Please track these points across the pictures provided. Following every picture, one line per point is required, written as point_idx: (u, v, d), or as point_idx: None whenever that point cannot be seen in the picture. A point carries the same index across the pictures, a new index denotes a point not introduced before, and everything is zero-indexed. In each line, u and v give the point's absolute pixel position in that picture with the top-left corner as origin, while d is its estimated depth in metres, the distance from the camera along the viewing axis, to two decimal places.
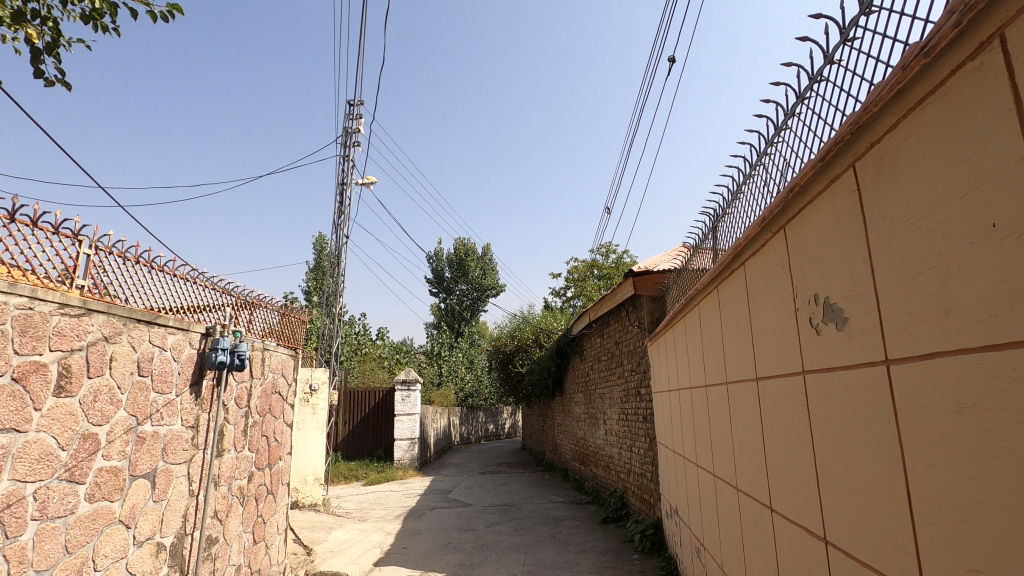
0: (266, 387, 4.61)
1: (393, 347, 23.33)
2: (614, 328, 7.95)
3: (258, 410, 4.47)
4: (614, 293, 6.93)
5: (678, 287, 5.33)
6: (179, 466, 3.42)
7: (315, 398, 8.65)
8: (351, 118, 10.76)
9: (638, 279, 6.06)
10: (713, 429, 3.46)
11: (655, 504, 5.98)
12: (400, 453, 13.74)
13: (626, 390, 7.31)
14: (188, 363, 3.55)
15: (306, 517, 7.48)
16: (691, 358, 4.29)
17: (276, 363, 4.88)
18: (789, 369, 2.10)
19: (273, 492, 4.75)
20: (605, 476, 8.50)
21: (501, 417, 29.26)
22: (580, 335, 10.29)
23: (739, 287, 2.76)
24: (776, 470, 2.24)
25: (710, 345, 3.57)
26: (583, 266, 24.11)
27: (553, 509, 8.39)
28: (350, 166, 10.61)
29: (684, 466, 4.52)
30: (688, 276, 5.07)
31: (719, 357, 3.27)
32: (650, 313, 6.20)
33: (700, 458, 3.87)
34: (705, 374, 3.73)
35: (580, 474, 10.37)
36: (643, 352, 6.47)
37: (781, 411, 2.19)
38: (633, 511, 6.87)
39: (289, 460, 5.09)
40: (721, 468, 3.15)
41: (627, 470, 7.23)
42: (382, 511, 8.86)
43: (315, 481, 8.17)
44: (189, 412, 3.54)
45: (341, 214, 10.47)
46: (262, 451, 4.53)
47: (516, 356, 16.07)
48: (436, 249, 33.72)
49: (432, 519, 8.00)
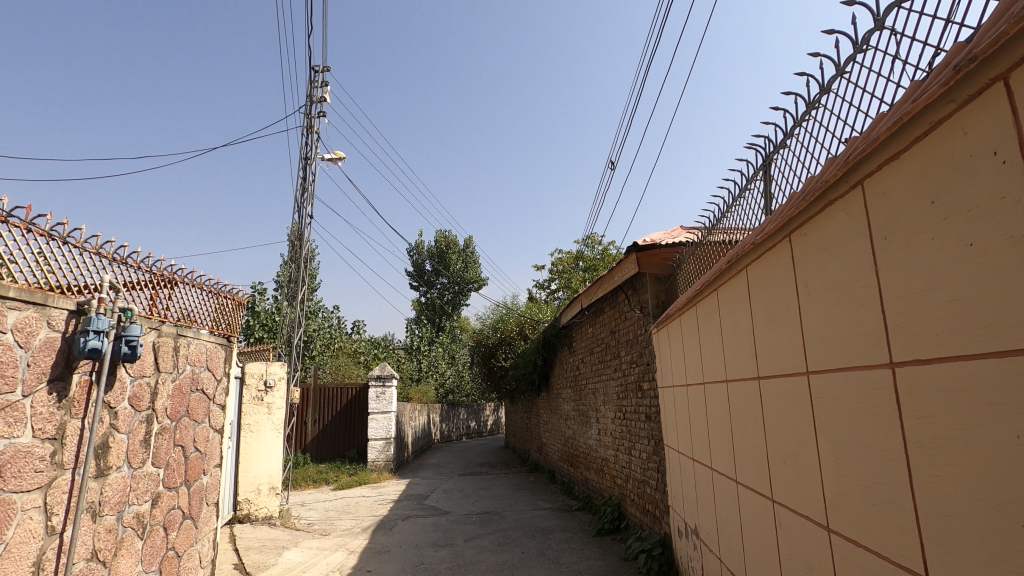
0: (181, 383, 3.63)
1: (369, 341, 22.26)
2: (610, 316, 7.05)
3: (169, 414, 3.50)
4: (612, 272, 6.01)
5: (697, 260, 4.39)
6: (28, 496, 2.42)
7: (271, 396, 7.50)
8: (315, 86, 9.69)
9: (641, 255, 5.11)
10: (758, 438, 2.55)
11: (662, 517, 5.11)
12: (374, 455, 12.78)
13: (624, 384, 6.43)
14: (45, 351, 2.54)
15: (257, 535, 6.51)
16: (706, 349, 3.44)
17: (199, 354, 3.88)
18: (975, 344, 1.15)
19: (194, 517, 3.76)
20: (598, 480, 7.65)
21: (485, 413, 28.46)
22: (568, 325, 9.41)
23: (823, 229, 1.78)
24: (940, 514, 1.30)
25: (743, 328, 2.72)
26: (568, 257, 23.37)
27: (541, 518, 7.49)
28: (314, 138, 9.56)
29: (700, 473, 3.72)
30: (709, 249, 4.14)
31: (772, 335, 2.32)
32: (654, 296, 5.31)
33: (728, 471, 3.04)
34: (741, 362, 2.78)
35: (569, 477, 9.49)
36: (647, 343, 5.55)
37: (959, 418, 1.22)
38: (633, 523, 6.01)
39: (217, 475, 4.10)
40: (784, 490, 2.23)
41: (625, 475, 6.38)
42: (349, 522, 7.89)
43: (270, 491, 7.20)
44: (47, 419, 2.54)
45: (304, 191, 9.44)
46: (173, 466, 3.52)
47: (499, 349, 15.19)
48: (417, 242, 32.67)
49: (403, 533, 7.05)
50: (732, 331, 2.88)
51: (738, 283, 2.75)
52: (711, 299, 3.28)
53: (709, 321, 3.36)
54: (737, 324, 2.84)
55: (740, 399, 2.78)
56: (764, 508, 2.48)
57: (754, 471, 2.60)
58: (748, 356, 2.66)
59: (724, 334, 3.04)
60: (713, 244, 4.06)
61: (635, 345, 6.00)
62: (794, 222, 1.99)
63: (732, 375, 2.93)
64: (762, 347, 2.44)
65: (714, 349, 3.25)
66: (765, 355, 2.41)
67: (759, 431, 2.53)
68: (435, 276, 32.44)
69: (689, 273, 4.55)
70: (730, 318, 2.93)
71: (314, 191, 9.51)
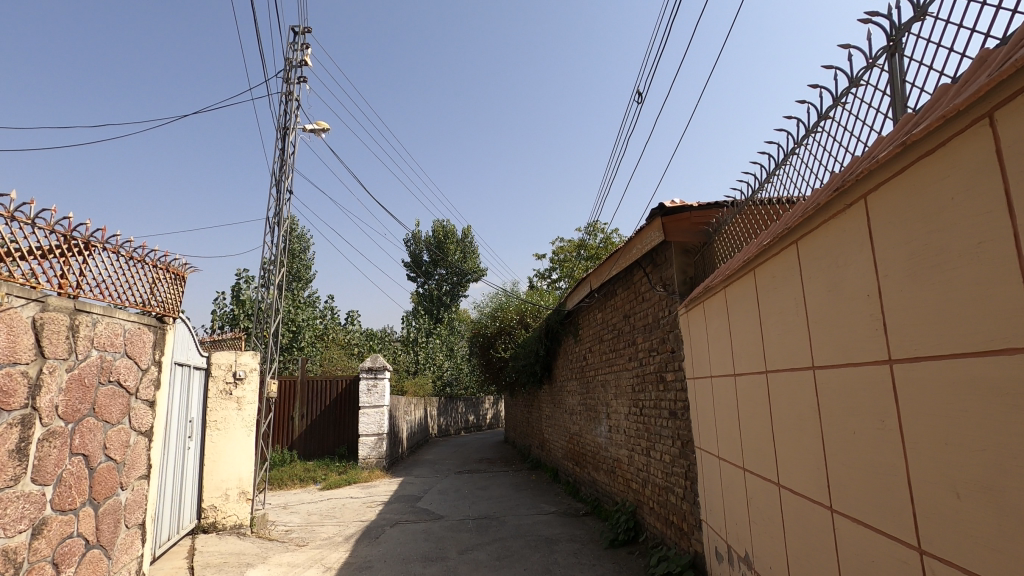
0: (82, 373, 2.78)
1: (363, 332, 21.40)
2: (623, 297, 6.22)
3: (63, 414, 2.64)
4: (630, 245, 5.19)
5: (740, 223, 3.55)
6: None
7: (241, 390, 6.58)
8: (294, 49, 8.79)
9: (668, 220, 4.28)
10: (868, 446, 1.76)
11: (691, 533, 4.32)
12: (365, 452, 11.95)
13: (641, 374, 5.63)
14: None
15: (222, 548, 5.69)
16: (765, 329, 2.63)
17: (111, 336, 3.01)
18: None
19: (104, 544, 2.92)
20: (608, 482, 6.87)
21: (482, 407, 27.73)
22: (574, 311, 8.60)
23: None
24: None
25: (839, 291, 1.89)
26: (570, 245, 22.69)
27: (544, 525, 6.68)
28: (294, 106, 8.70)
29: (752, 488, 2.91)
30: (758, 211, 3.29)
31: (911, 296, 1.51)
32: (680, 270, 4.47)
33: (806, 491, 2.22)
34: (830, 338, 1.98)
35: (574, 477, 8.71)
36: (671, 327, 4.72)
37: None
38: (652, 534, 5.23)
39: (140, 489, 3.26)
40: (942, 534, 1.43)
41: (641, 478, 5.59)
42: (331, 529, 7.09)
43: (239, 496, 6.41)
44: None
45: (282, 164, 8.59)
46: (68, 482, 2.66)
47: (498, 339, 14.43)
48: (414, 232, 31.83)
49: (391, 543, 6.25)
50: (819, 299, 2.04)
51: (833, 229, 1.91)
52: (772, 261, 2.45)
53: (770, 291, 2.53)
54: (820, 286, 2.03)
55: (834, 393, 1.96)
56: (883, 551, 1.70)
57: (861, 495, 1.81)
58: (851, 331, 1.83)
59: (797, 302, 2.24)
60: (763, 198, 3.23)
61: (655, 331, 5.16)
62: (999, 96, 1.17)
63: (814, 360, 2.11)
64: (891, 316, 1.61)
65: (780, 325, 2.42)
66: (899, 327, 1.57)
67: (872, 439, 1.74)
68: (433, 266, 31.66)
69: (729, 239, 3.70)
70: (809, 283, 2.13)
71: (294, 164, 8.64)
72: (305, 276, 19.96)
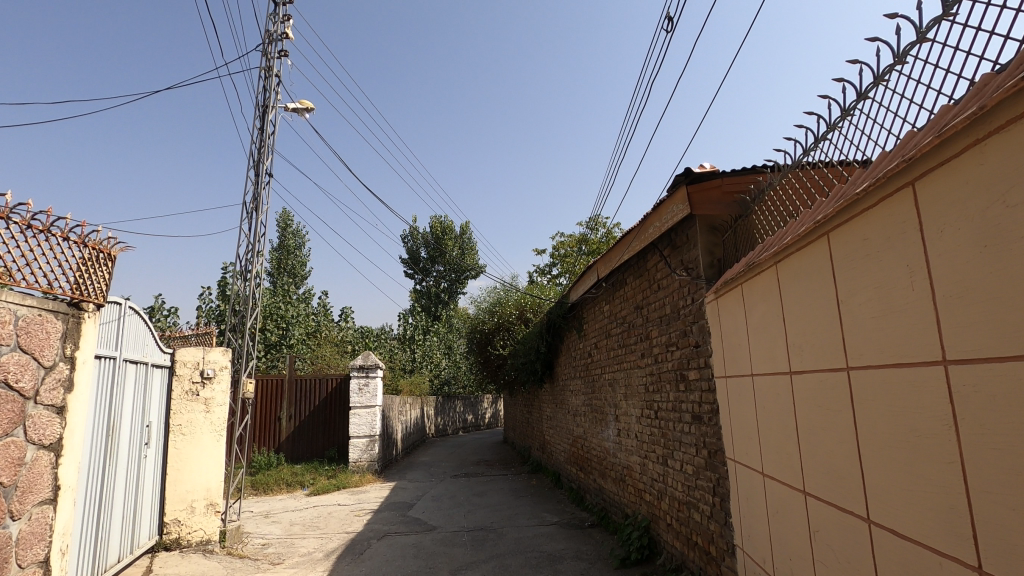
0: None
1: (359, 330, 20.72)
2: (634, 286, 5.57)
3: None
4: (645, 224, 4.56)
5: (788, 188, 2.90)
6: None
7: (208, 390, 5.91)
8: (274, 20, 8.11)
9: (694, 191, 3.63)
10: None
11: (720, 559, 3.68)
12: (356, 455, 11.28)
13: (656, 372, 4.98)
14: None
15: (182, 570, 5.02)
16: (843, 312, 1.97)
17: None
18: None
19: None
20: (616, 491, 6.24)
21: (482, 407, 27.05)
22: (578, 304, 7.94)
23: None
24: None
25: (1007, 246, 1.24)
26: (571, 240, 22.05)
27: (546, 539, 6.03)
28: (273, 80, 8.01)
29: (817, 517, 2.26)
30: (816, 171, 2.63)
31: None
32: (706, 249, 3.82)
33: (922, 536, 1.58)
34: (983, 318, 1.32)
35: (578, 483, 8.10)
36: (694, 317, 4.07)
37: None
38: (670, 554, 4.59)
39: (39, 518, 2.59)
40: None
41: (657, 488, 4.95)
42: (311, 543, 6.43)
43: (206, 509, 5.76)
44: None
45: (260, 144, 7.91)
46: None
47: (496, 336, 13.77)
48: (411, 228, 31.06)
49: (375, 560, 5.61)
50: (957, 262, 1.40)
51: (996, 156, 1.26)
52: (862, 218, 1.80)
53: (852, 262, 1.88)
54: (962, 243, 1.38)
55: (988, 403, 1.32)
56: None
57: None
58: None
59: (909, 272, 1.59)
60: (826, 148, 2.56)
61: (674, 323, 4.53)
62: None
63: (945, 351, 1.46)
64: None
65: (874, 306, 1.77)
66: None
67: None
68: (430, 263, 30.87)
69: (773, 209, 3.05)
70: (935, 243, 1.47)
71: (273, 146, 7.96)
72: (299, 273, 19.30)
